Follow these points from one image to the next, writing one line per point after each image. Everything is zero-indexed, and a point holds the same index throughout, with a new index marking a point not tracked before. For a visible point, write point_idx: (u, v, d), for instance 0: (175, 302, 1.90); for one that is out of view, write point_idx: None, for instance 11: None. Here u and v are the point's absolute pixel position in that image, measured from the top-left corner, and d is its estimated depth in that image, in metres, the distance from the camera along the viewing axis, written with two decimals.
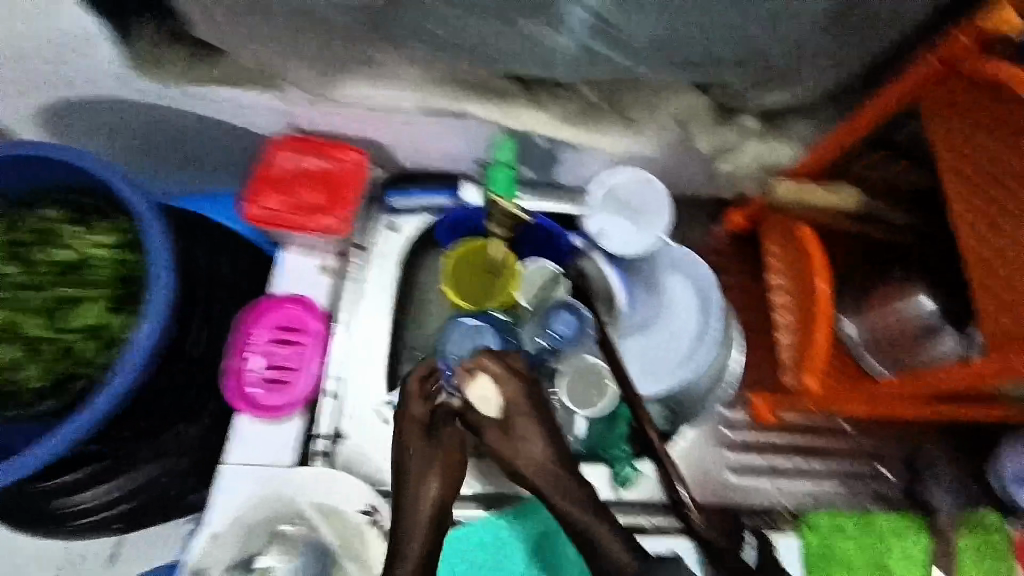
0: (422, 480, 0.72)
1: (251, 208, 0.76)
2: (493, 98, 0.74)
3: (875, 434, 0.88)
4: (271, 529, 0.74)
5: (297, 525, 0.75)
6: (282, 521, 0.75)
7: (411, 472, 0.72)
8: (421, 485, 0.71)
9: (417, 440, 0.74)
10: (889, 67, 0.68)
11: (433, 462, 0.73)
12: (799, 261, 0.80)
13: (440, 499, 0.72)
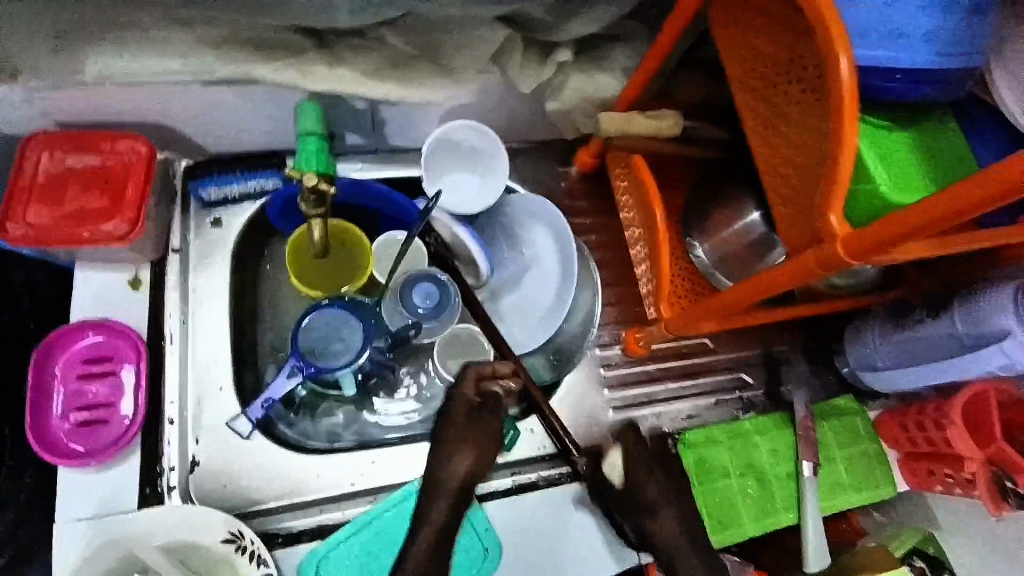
0: (455, 448, 0.75)
1: (10, 226, 0.63)
2: (281, 57, 0.65)
3: (737, 344, 0.94)
4: None
5: None
6: None
7: (450, 439, 0.76)
8: (454, 455, 0.74)
9: (464, 417, 0.77)
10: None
11: (466, 437, 0.76)
12: (640, 192, 0.82)
13: (472, 467, 0.75)
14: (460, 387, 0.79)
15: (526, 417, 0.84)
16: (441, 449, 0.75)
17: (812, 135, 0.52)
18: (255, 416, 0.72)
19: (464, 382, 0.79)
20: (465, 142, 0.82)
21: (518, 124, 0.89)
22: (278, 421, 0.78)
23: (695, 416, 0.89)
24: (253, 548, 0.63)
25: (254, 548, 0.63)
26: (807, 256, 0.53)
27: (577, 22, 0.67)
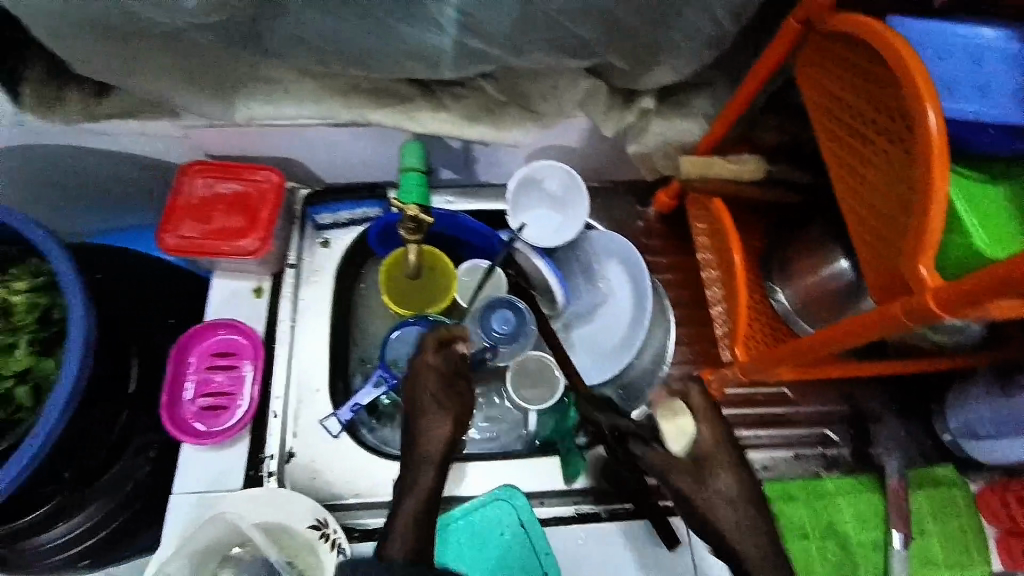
0: (431, 415, 0.71)
1: (169, 237, 0.76)
2: (392, 104, 0.75)
3: (821, 398, 0.89)
4: (220, 553, 0.72)
5: (246, 545, 0.73)
6: (232, 544, 0.72)
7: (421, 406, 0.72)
8: (432, 423, 0.71)
9: (435, 383, 0.72)
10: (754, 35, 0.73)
11: (448, 409, 0.72)
12: (719, 234, 0.83)
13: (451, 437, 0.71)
14: (423, 355, 0.73)
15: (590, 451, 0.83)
16: (416, 418, 0.71)
17: (899, 185, 0.51)
18: (344, 417, 0.80)
19: (425, 348, 0.73)
20: (549, 179, 0.88)
21: (600, 164, 0.93)
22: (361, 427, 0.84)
23: (769, 467, 0.84)
24: (336, 536, 0.69)
25: (337, 536, 0.69)
26: (895, 307, 0.51)
27: (661, 71, 0.71)
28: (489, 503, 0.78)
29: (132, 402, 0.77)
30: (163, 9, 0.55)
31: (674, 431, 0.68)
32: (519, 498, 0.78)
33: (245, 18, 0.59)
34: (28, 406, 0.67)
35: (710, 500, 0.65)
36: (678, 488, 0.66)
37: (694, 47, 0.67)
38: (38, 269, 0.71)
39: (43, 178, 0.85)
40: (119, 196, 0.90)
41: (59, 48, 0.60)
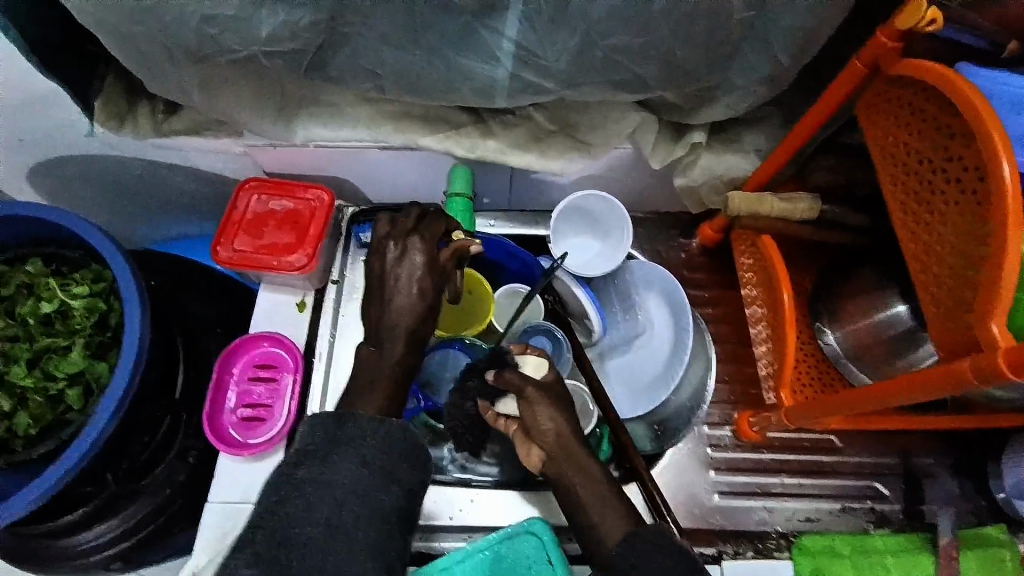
0: (409, 255, 0.70)
1: (222, 250, 0.79)
2: (443, 129, 0.77)
3: (870, 449, 0.85)
4: None
5: None
6: None
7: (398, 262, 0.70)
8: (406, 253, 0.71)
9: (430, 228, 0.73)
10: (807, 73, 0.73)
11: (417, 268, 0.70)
12: (767, 272, 0.80)
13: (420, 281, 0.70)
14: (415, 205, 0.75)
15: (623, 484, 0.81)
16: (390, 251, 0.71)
17: (970, 236, 0.49)
18: None
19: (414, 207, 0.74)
20: (597, 208, 0.87)
21: (644, 194, 0.93)
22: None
23: (814, 520, 0.81)
24: None
25: None
26: (961, 363, 0.48)
27: (714, 107, 0.70)
28: (515, 536, 0.71)
29: (176, 406, 0.78)
30: (235, 35, 0.57)
31: (534, 362, 0.76)
32: (537, 523, 0.71)
33: (311, 47, 0.61)
34: (79, 408, 0.70)
35: (545, 425, 0.70)
36: (531, 404, 0.71)
37: (750, 83, 0.66)
38: (98, 273, 0.73)
39: (112, 183, 0.89)
40: (177, 203, 0.94)
41: (137, 70, 0.63)
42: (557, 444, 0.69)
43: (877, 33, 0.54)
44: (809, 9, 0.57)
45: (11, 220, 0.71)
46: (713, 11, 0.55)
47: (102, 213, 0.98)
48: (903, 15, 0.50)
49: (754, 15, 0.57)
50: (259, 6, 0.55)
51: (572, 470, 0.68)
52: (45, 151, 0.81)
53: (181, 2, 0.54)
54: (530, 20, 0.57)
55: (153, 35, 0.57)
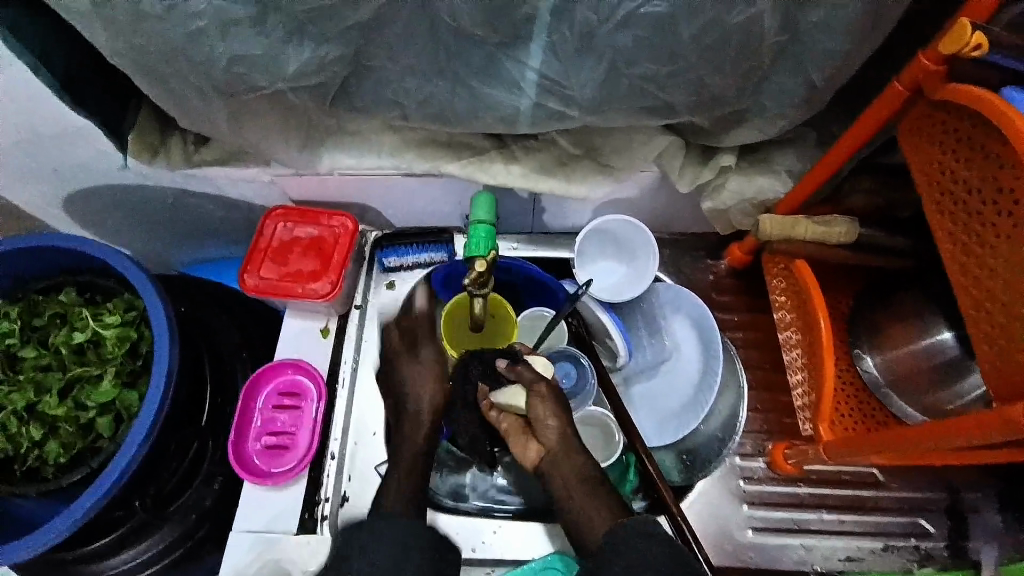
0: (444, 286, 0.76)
1: (249, 277, 0.80)
2: (466, 155, 0.76)
3: (913, 482, 0.81)
4: None
5: None
6: None
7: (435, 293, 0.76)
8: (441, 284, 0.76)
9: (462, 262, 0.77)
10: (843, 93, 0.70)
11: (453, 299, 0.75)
12: (801, 298, 0.77)
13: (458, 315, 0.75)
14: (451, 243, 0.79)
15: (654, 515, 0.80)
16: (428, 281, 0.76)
17: None
18: None
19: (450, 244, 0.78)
20: (625, 233, 0.86)
21: (670, 216, 0.91)
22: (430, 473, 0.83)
23: (855, 559, 0.77)
24: None
25: None
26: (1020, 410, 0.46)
27: (744, 130, 0.68)
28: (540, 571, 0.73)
29: (203, 433, 0.79)
30: (262, 72, 0.58)
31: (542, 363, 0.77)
32: (560, 559, 0.73)
33: (337, 80, 0.61)
34: (109, 436, 0.71)
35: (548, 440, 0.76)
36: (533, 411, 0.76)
37: (782, 106, 0.64)
38: (130, 302, 0.75)
39: (143, 211, 0.91)
40: (208, 229, 0.96)
41: (169, 107, 0.64)
42: (556, 446, 0.75)
43: (919, 55, 0.52)
44: (846, 31, 0.55)
45: (49, 253, 0.74)
46: (744, 38, 0.53)
47: (134, 239, 1.00)
48: (947, 40, 0.48)
49: (787, 39, 0.56)
50: (286, 44, 0.56)
51: (565, 468, 0.75)
52: (82, 183, 0.83)
53: (211, 44, 0.55)
54: (554, 51, 0.56)
55: (184, 75, 0.58)
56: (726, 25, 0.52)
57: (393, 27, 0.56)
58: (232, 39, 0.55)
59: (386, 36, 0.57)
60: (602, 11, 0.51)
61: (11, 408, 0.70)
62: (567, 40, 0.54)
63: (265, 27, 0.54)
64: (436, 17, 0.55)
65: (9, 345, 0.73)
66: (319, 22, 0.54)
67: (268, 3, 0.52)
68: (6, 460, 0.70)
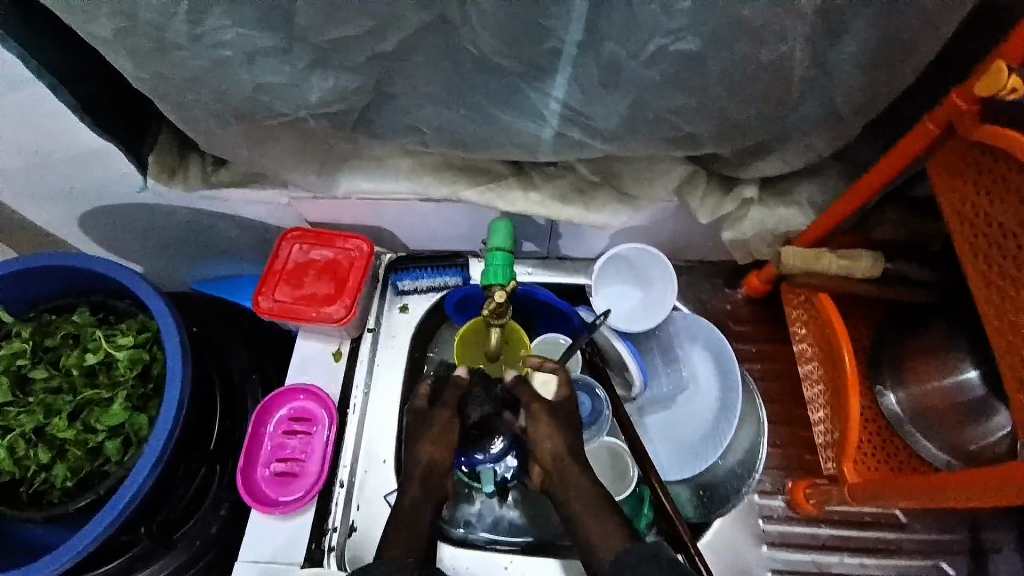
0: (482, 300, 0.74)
1: (263, 300, 0.79)
2: (484, 182, 0.76)
3: (939, 524, 0.78)
4: None
5: None
6: None
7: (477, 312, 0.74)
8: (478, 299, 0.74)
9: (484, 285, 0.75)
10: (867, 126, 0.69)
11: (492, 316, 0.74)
12: (823, 332, 0.76)
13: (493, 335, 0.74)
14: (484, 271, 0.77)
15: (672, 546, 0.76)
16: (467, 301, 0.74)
17: None
18: None
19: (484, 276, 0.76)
20: (641, 262, 0.85)
21: (688, 244, 0.89)
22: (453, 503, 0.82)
23: None
24: None
25: None
26: None
27: (767, 161, 0.67)
28: None
29: (211, 457, 0.78)
30: (284, 100, 0.58)
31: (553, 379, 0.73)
32: None
33: (357, 107, 0.61)
34: (116, 461, 0.70)
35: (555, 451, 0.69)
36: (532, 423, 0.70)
37: (807, 139, 0.63)
38: (143, 323, 0.74)
39: (158, 230, 0.91)
40: (221, 248, 0.96)
41: (189, 131, 0.64)
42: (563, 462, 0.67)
43: (953, 94, 0.51)
44: (876, 67, 0.54)
45: (64, 272, 0.74)
46: (771, 74, 0.53)
47: (148, 258, 1.00)
48: (983, 80, 0.47)
49: (814, 74, 0.55)
50: (309, 72, 0.56)
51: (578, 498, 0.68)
52: (100, 202, 0.83)
53: (235, 72, 0.55)
54: (578, 83, 0.55)
55: (207, 102, 0.59)
56: (755, 61, 0.51)
57: (417, 57, 0.56)
58: (257, 68, 0.55)
59: (409, 65, 0.57)
60: (629, 46, 0.50)
61: (21, 429, 0.70)
62: (591, 72, 0.54)
63: (289, 56, 0.54)
64: (460, 47, 0.54)
65: (20, 365, 0.73)
66: (343, 51, 0.54)
67: (293, 33, 0.52)
68: (13, 482, 0.70)
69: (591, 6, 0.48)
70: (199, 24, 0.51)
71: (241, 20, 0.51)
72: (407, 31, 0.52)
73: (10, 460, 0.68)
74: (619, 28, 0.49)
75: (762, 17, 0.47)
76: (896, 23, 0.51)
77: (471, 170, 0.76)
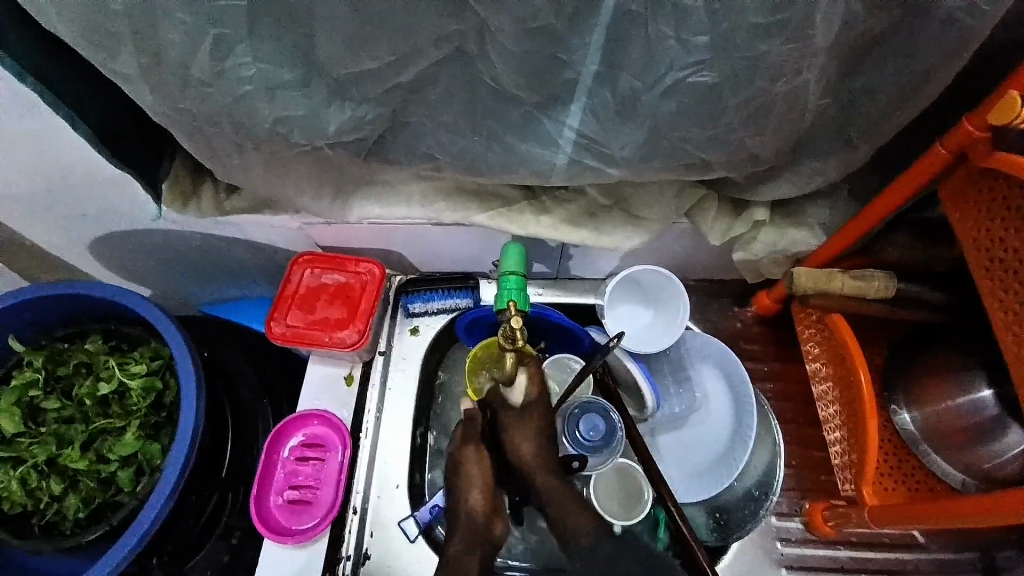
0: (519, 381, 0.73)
1: (276, 325, 0.79)
2: (496, 206, 0.76)
3: (957, 544, 0.78)
4: None
5: None
6: None
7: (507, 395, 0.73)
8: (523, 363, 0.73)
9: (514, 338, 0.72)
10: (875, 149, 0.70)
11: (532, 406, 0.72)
12: (839, 352, 0.76)
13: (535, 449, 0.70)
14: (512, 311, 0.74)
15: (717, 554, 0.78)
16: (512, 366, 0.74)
17: None
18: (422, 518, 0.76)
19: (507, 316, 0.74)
20: (652, 283, 0.85)
21: (697, 265, 0.90)
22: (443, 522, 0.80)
23: None
24: None
25: None
26: None
27: (779, 185, 0.68)
28: None
29: (223, 485, 0.77)
30: (303, 132, 0.59)
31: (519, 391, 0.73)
32: None
33: (373, 135, 0.61)
34: (129, 491, 0.69)
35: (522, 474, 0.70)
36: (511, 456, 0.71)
37: (819, 163, 0.64)
38: (156, 351, 0.74)
39: (170, 254, 0.91)
40: (232, 271, 0.96)
41: (207, 161, 0.65)
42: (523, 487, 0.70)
43: (963, 121, 0.51)
44: (889, 94, 0.55)
45: (78, 301, 0.74)
46: (785, 104, 0.53)
47: (157, 281, 1.00)
48: (995, 111, 0.47)
49: (825, 102, 0.56)
50: (329, 103, 0.56)
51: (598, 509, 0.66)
52: (112, 228, 0.83)
53: (257, 106, 0.56)
54: (594, 112, 0.56)
55: (227, 134, 0.60)
56: (771, 92, 0.52)
57: (434, 88, 0.56)
58: (277, 101, 0.56)
59: (428, 96, 0.57)
60: (647, 78, 0.51)
61: (34, 460, 0.69)
62: (609, 101, 0.54)
63: (309, 89, 0.55)
64: (477, 79, 0.55)
65: (35, 395, 0.72)
66: (362, 84, 0.55)
67: (313, 67, 0.53)
68: (27, 512, 0.70)
69: (608, 41, 0.49)
70: (222, 61, 0.52)
71: (264, 56, 0.52)
72: (425, 64, 0.53)
73: (23, 491, 0.68)
74: (636, 60, 0.50)
75: (779, 52, 0.48)
76: (908, 54, 0.52)
77: (484, 195, 0.76)
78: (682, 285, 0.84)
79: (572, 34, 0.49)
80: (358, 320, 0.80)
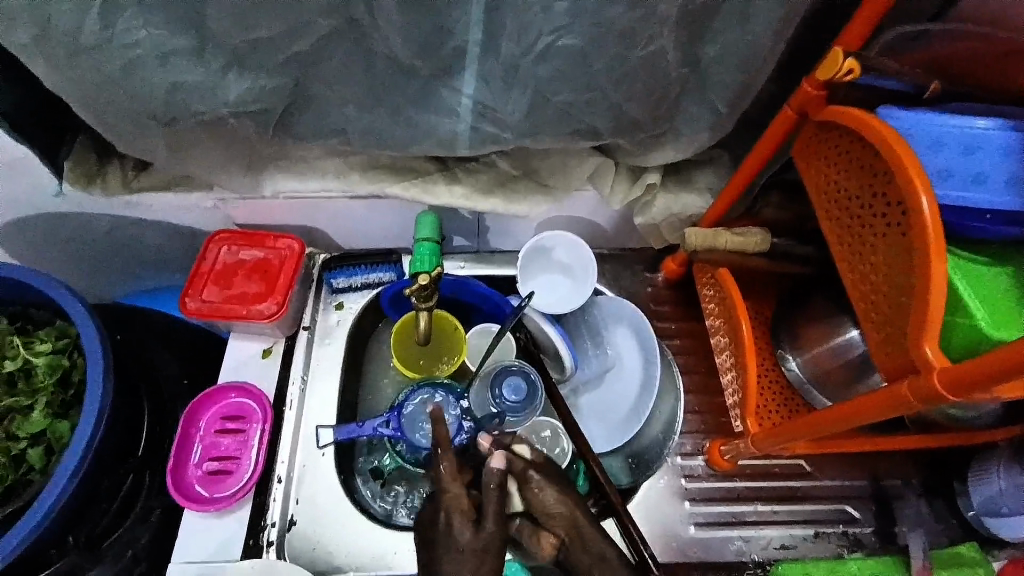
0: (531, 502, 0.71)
1: (191, 301, 0.79)
2: (409, 178, 0.79)
3: (841, 472, 0.87)
4: None
5: None
6: None
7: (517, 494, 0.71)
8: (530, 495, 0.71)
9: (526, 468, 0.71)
10: (744, 119, 0.78)
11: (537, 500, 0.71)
12: (726, 304, 0.83)
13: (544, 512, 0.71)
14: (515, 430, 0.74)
15: (631, 501, 0.84)
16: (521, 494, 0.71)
17: (899, 266, 0.52)
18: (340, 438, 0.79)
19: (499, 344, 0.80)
20: (563, 248, 0.89)
21: (607, 233, 0.96)
22: (354, 470, 0.84)
23: (789, 547, 0.82)
24: None
25: None
26: (901, 386, 0.51)
27: (665, 151, 0.75)
28: None
29: (140, 464, 0.75)
30: (202, 99, 0.60)
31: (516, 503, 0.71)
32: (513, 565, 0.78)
33: (277, 107, 0.63)
34: (41, 468, 0.68)
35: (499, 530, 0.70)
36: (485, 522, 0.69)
37: (694, 130, 0.71)
38: (62, 330, 0.74)
39: (81, 242, 0.89)
40: (152, 258, 0.95)
41: (109, 134, 0.65)
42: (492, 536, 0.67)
43: (802, 83, 0.59)
44: (738, 63, 0.62)
45: None
46: (650, 67, 0.60)
47: (72, 272, 0.97)
48: (824, 65, 0.55)
49: (686, 69, 0.63)
50: (225, 72, 0.58)
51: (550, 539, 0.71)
52: (14, 214, 0.81)
53: (150, 72, 0.57)
54: (485, 80, 0.61)
55: (125, 103, 0.60)
56: (632, 57, 0.58)
57: (332, 61, 0.59)
58: (172, 68, 0.57)
59: (326, 68, 0.60)
60: (523, 43, 0.56)
61: None
62: (495, 66, 0.59)
63: (204, 56, 0.57)
64: (374, 51, 0.58)
65: None
66: (260, 53, 0.57)
67: (207, 36, 0.55)
68: None
69: (483, 11, 0.54)
70: (111, 26, 0.53)
71: (153, 22, 0.54)
72: (319, 34, 0.56)
73: None
74: (512, 27, 0.55)
75: (628, 17, 0.54)
76: (747, 27, 0.59)
77: (399, 168, 0.79)
78: (589, 249, 0.89)
79: (451, 4, 0.53)
80: (276, 291, 0.81)
